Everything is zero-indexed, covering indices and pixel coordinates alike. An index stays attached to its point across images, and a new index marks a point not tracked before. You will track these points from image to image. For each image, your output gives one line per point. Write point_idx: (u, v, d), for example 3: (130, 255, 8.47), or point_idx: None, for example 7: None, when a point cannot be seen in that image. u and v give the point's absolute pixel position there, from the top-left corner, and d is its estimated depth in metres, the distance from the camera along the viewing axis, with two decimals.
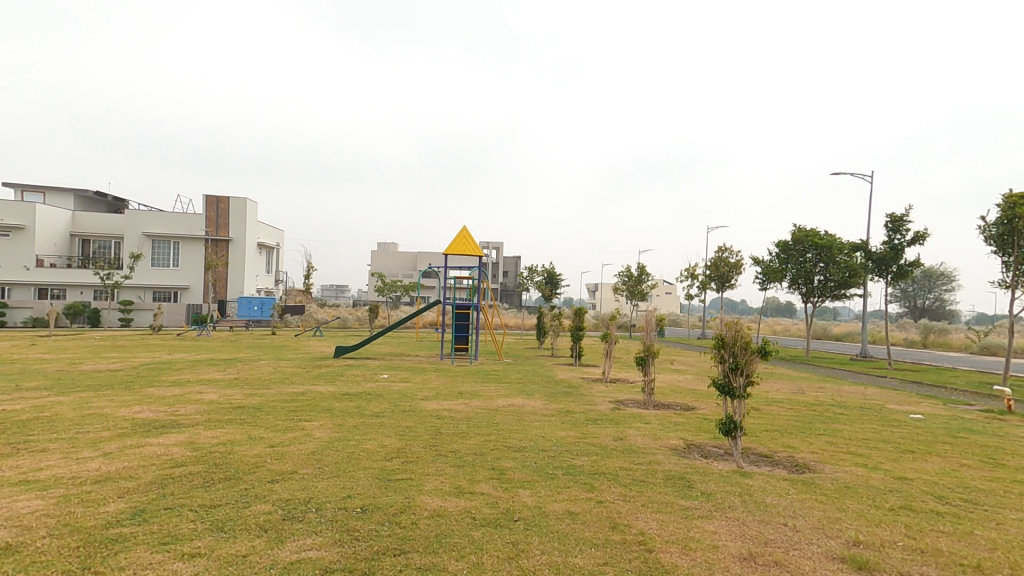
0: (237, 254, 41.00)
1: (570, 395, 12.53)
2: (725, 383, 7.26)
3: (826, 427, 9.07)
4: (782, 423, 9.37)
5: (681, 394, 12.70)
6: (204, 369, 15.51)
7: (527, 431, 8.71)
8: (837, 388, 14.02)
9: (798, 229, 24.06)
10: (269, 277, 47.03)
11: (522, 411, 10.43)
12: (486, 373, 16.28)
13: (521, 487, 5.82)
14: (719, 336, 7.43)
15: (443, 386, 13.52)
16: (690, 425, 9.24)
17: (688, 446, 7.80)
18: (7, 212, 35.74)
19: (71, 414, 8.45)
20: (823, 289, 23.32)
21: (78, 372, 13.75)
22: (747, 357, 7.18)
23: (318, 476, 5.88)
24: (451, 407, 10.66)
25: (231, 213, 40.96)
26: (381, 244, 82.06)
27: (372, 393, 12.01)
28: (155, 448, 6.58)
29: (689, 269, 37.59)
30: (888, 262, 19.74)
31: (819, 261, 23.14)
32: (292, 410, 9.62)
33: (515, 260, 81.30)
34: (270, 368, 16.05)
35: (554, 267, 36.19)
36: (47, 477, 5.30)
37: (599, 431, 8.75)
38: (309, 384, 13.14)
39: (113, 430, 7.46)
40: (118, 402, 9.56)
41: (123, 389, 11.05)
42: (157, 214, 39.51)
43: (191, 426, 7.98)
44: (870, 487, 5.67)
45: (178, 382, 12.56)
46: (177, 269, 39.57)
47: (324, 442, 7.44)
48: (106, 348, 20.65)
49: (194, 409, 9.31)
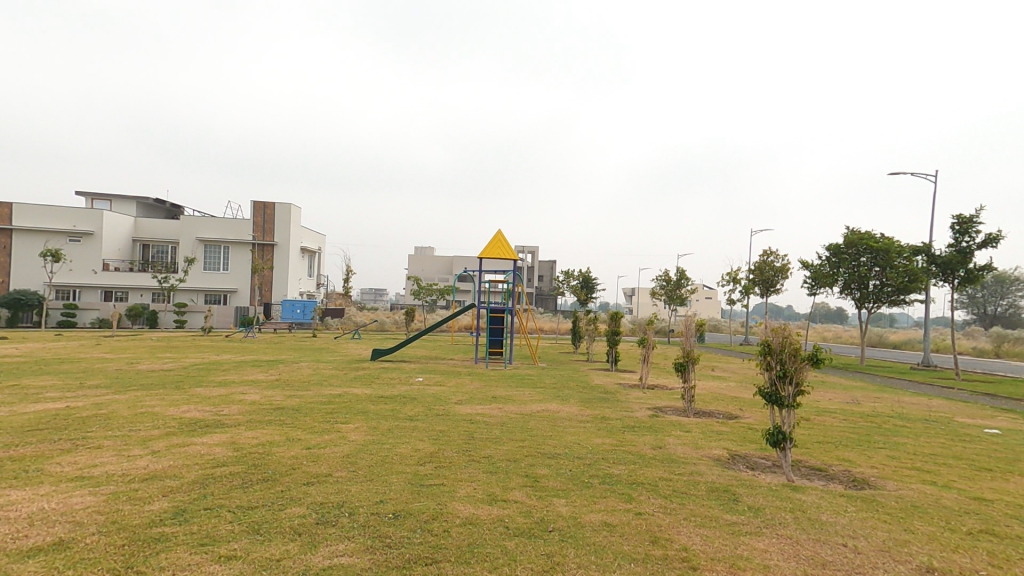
0: (281, 258, 42.51)
1: (606, 401, 12.25)
2: (772, 392, 6.87)
3: (886, 440, 8.46)
4: (835, 434, 8.82)
5: (724, 402, 12.20)
6: (249, 370, 16.04)
7: (562, 437, 8.53)
8: (897, 399, 13.12)
9: (852, 231, 22.86)
10: (311, 281, 48.53)
11: (556, 416, 10.24)
12: (521, 377, 16.18)
13: (555, 496, 5.66)
14: (765, 342, 7.03)
15: (477, 389, 13.48)
16: (735, 434, 8.82)
17: (733, 456, 7.43)
18: (77, 221, 38.34)
19: (126, 413, 8.85)
20: (879, 294, 22.01)
21: (134, 371, 14.50)
22: (796, 365, 6.75)
23: (352, 479, 5.89)
24: (485, 411, 10.59)
25: (276, 220, 42.54)
26: (419, 248, 83.70)
27: (407, 396, 12.09)
28: (199, 447, 6.78)
29: (731, 273, 36.44)
30: (955, 266, 18.41)
31: (875, 265, 21.87)
32: (329, 412, 9.78)
33: (550, 264, 81.34)
34: (310, 370, 16.49)
35: (589, 271, 35.81)
36: (99, 474, 5.50)
37: (637, 439, 8.47)
38: (347, 386, 13.37)
39: (162, 429, 7.75)
40: (168, 402, 9.96)
41: (173, 389, 11.54)
42: (208, 220, 41.47)
43: (234, 426, 8.21)
44: (941, 508, 5.18)
45: (224, 382, 13.04)
46: (226, 273, 41.37)
47: (360, 445, 7.50)
48: (161, 348, 21.78)
49: (237, 409, 9.59)
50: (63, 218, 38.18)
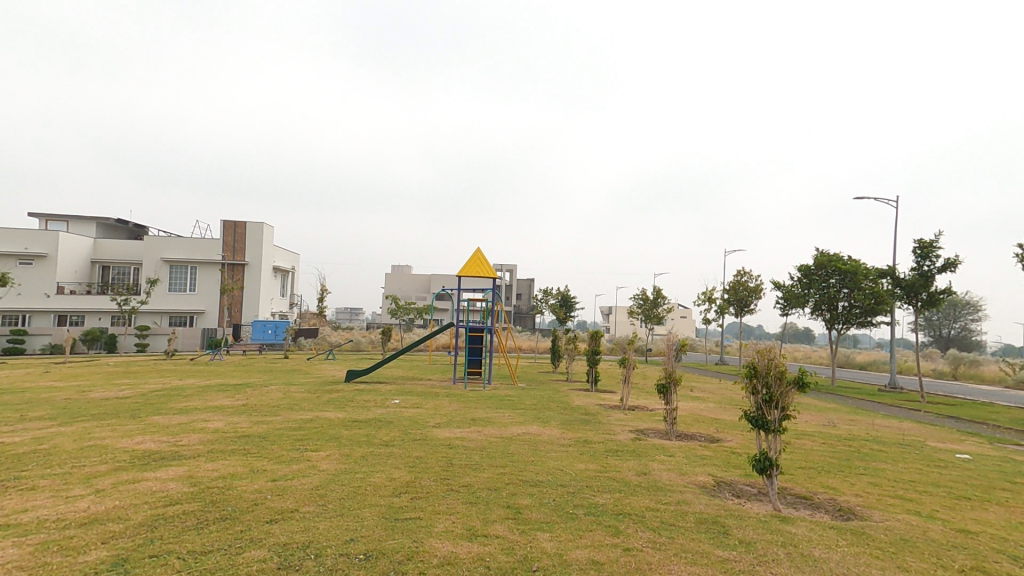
0: (253, 277, 41.34)
1: (587, 423, 12.00)
2: (758, 416, 6.76)
3: (866, 465, 8.42)
4: (817, 459, 8.74)
5: (705, 424, 12.07)
6: (213, 394, 15.28)
7: (544, 463, 8.22)
8: (871, 422, 13.21)
9: (821, 253, 23.42)
10: (283, 301, 47.26)
11: (537, 440, 9.92)
12: (500, 398, 15.82)
13: (539, 530, 5.34)
14: (752, 364, 6.94)
15: (455, 412, 13.04)
16: (718, 459, 8.65)
17: (718, 483, 7.23)
18: (31, 241, 36.65)
19: (71, 446, 8.19)
20: (848, 316, 22.49)
21: (87, 399, 13.62)
22: (783, 389, 6.66)
23: (321, 515, 5.45)
24: (463, 435, 10.21)
25: (248, 239, 41.47)
26: (397, 267, 83.06)
27: (382, 420, 11.59)
28: (151, 483, 6.25)
29: (706, 293, 36.93)
30: (918, 289, 18.93)
31: (843, 286, 22.38)
32: (298, 439, 9.27)
33: (529, 282, 81.59)
34: (280, 394, 15.79)
35: (568, 289, 35.86)
36: (30, 520, 4.97)
37: (621, 465, 8.22)
38: (318, 410, 12.78)
39: (110, 464, 7.15)
40: (120, 433, 9.28)
41: (128, 418, 10.82)
42: (175, 239, 40.16)
43: (192, 458, 7.65)
44: (931, 541, 5.06)
45: (185, 409, 12.32)
46: (194, 293, 40.02)
47: (331, 475, 7.05)
48: (119, 373, 20.65)
49: (197, 439, 8.98)
50: (18, 238, 36.45)
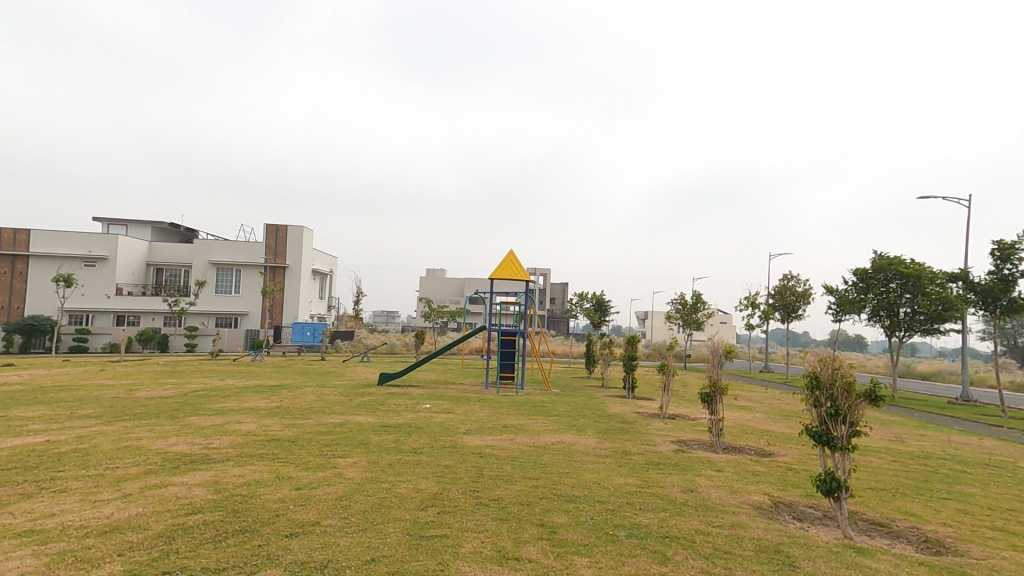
0: (293, 280, 42.37)
1: (625, 432, 11.36)
2: (823, 432, 6.07)
3: (949, 489, 7.53)
4: (889, 479, 7.88)
5: (754, 437, 11.24)
6: (250, 396, 15.43)
7: (580, 475, 7.72)
8: (946, 438, 12.00)
9: (879, 256, 21.91)
10: (321, 303, 48.31)
11: (573, 450, 9.41)
12: (533, 404, 15.36)
13: (576, 554, 4.84)
14: (813, 374, 6.26)
15: (487, 418, 12.61)
16: (773, 476, 7.91)
17: (776, 503, 6.57)
18: (92, 245, 38.73)
19: (108, 446, 8.24)
20: (911, 322, 20.86)
21: (132, 398, 13.97)
22: (850, 402, 5.96)
23: (344, 529, 5.14)
24: (495, 443, 9.78)
25: (289, 243, 42.52)
26: (432, 271, 84.00)
27: (412, 425, 11.29)
28: (175, 489, 6.10)
29: (749, 297, 35.32)
30: (997, 294, 17.31)
31: (905, 291, 20.81)
32: (327, 444, 9.09)
33: (563, 286, 80.97)
34: (313, 396, 15.87)
35: (603, 293, 35.05)
36: (52, 527, 4.84)
37: (664, 480, 7.62)
38: (349, 414, 12.64)
39: (141, 466, 7.08)
40: (157, 434, 9.32)
41: (166, 419, 10.93)
42: (221, 243, 41.64)
43: (221, 462, 7.52)
44: None
45: (221, 410, 12.41)
46: (238, 296, 41.37)
47: (357, 484, 6.76)
48: (164, 373, 21.27)
49: (228, 442, 8.93)
50: (80, 243, 38.59)
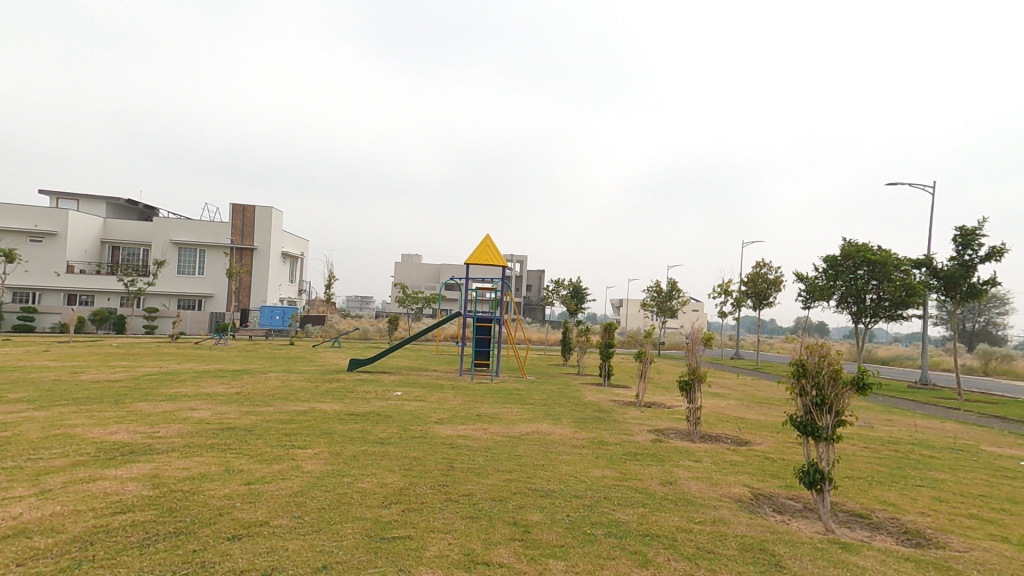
0: (261, 261, 40.82)
1: (601, 421, 11.09)
2: (807, 421, 5.80)
3: (923, 476, 7.44)
4: (864, 467, 7.78)
5: (730, 425, 11.11)
6: (208, 381, 14.59)
7: (556, 467, 7.36)
8: (912, 423, 12.11)
9: (848, 243, 22.17)
10: (292, 286, 46.85)
11: (548, 440, 9.06)
12: (508, 391, 14.97)
13: (551, 556, 4.45)
14: (799, 362, 5.97)
15: (460, 406, 12.12)
16: (752, 466, 7.69)
17: (756, 495, 6.33)
18: (40, 220, 36.44)
19: (36, 435, 7.47)
20: (876, 309, 21.20)
21: (75, 383, 12.97)
22: (837, 391, 5.68)
23: (294, 530, 4.63)
24: (467, 433, 9.34)
25: (257, 223, 40.86)
26: (408, 256, 82.78)
27: (381, 414, 10.74)
28: (106, 484, 5.46)
29: (723, 285, 35.66)
30: (959, 280, 17.67)
31: (872, 278, 21.12)
32: (286, 433, 8.47)
33: (539, 273, 80.84)
34: (278, 382, 15.12)
35: (579, 280, 34.83)
36: None
37: (642, 471, 7.33)
38: (314, 401, 11.99)
39: (70, 458, 6.39)
40: (96, 421, 8.56)
41: (110, 405, 10.10)
42: (183, 222, 39.74)
43: (165, 453, 6.87)
44: None
45: (174, 396, 11.62)
46: (202, 277, 39.66)
47: (315, 478, 6.22)
48: (117, 356, 20.07)
49: (176, 431, 8.23)
50: (27, 217, 36.25)
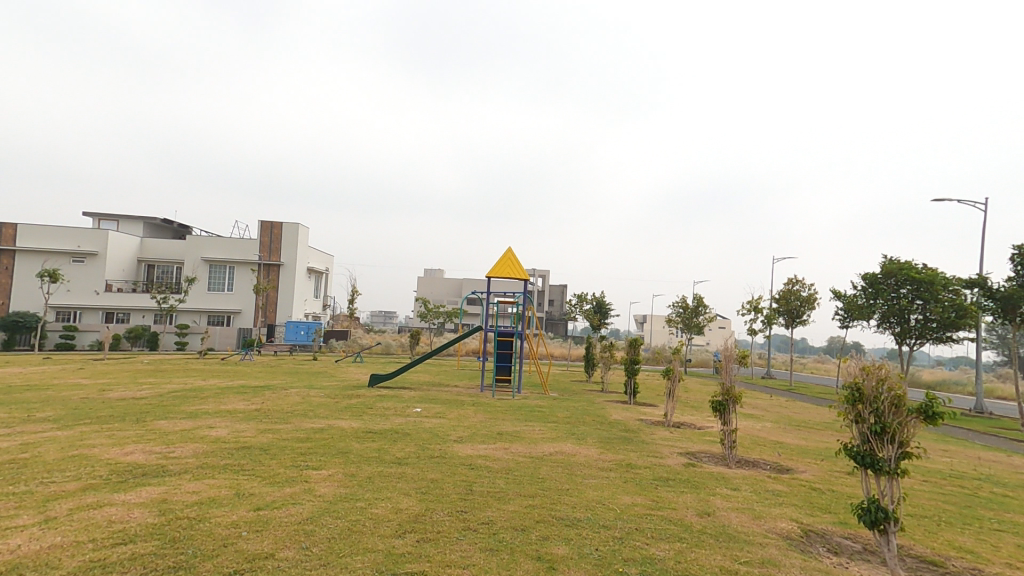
0: (287, 278, 41.45)
1: (629, 442, 10.52)
2: (865, 452, 5.23)
3: (997, 518, 6.67)
4: (928, 504, 7.04)
5: (768, 450, 10.40)
6: (229, 397, 14.53)
7: (583, 493, 6.89)
8: (974, 456, 11.11)
9: (890, 261, 21.13)
10: (317, 301, 47.46)
11: (573, 462, 8.58)
12: (530, 409, 14.52)
13: None
14: (854, 385, 5.43)
15: (481, 425, 11.71)
16: (797, 497, 7.05)
17: (807, 532, 5.73)
18: (80, 240, 37.83)
19: (54, 455, 7.38)
20: (922, 330, 20.00)
21: (101, 399, 13.06)
22: (899, 419, 5.12)
23: (300, 566, 4.28)
24: (488, 453, 8.93)
25: (284, 239, 41.62)
26: (430, 271, 83.30)
27: (399, 432, 10.41)
28: (111, 510, 5.24)
29: (752, 301, 34.51)
30: (1017, 301, 16.49)
31: (917, 297, 19.98)
32: (301, 453, 8.20)
33: (562, 289, 80.32)
34: (298, 398, 15.00)
35: (603, 296, 34.25)
36: None
37: (676, 500, 6.79)
38: (332, 418, 11.76)
39: (82, 481, 6.23)
40: (114, 440, 8.46)
41: (131, 422, 10.03)
42: (213, 239, 40.72)
43: (177, 475, 6.66)
44: None
45: (194, 413, 11.55)
46: (230, 293, 40.48)
47: (327, 503, 5.88)
48: (145, 372, 20.34)
49: (192, 450, 8.06)
50: (67, 236, 37.66)
